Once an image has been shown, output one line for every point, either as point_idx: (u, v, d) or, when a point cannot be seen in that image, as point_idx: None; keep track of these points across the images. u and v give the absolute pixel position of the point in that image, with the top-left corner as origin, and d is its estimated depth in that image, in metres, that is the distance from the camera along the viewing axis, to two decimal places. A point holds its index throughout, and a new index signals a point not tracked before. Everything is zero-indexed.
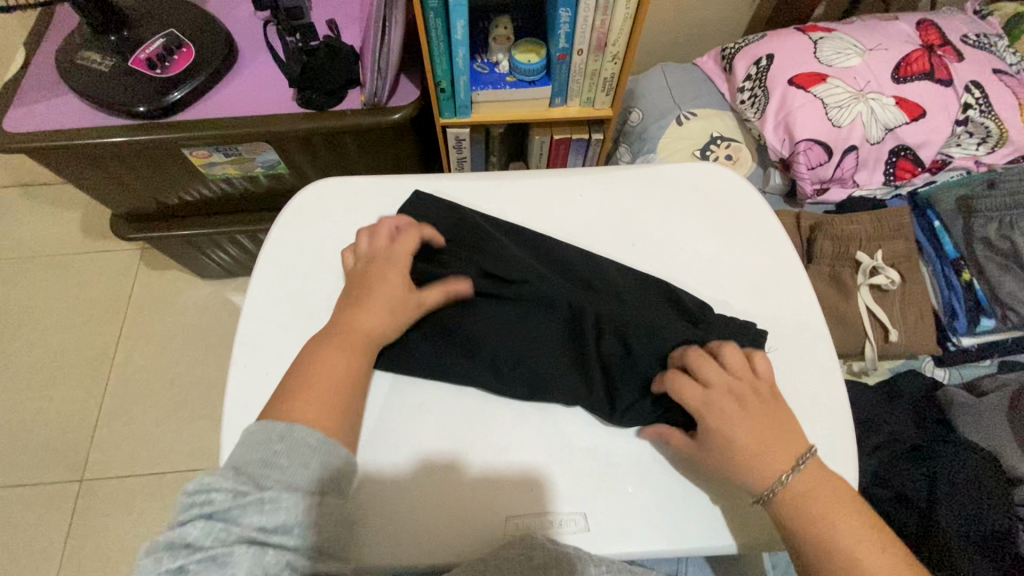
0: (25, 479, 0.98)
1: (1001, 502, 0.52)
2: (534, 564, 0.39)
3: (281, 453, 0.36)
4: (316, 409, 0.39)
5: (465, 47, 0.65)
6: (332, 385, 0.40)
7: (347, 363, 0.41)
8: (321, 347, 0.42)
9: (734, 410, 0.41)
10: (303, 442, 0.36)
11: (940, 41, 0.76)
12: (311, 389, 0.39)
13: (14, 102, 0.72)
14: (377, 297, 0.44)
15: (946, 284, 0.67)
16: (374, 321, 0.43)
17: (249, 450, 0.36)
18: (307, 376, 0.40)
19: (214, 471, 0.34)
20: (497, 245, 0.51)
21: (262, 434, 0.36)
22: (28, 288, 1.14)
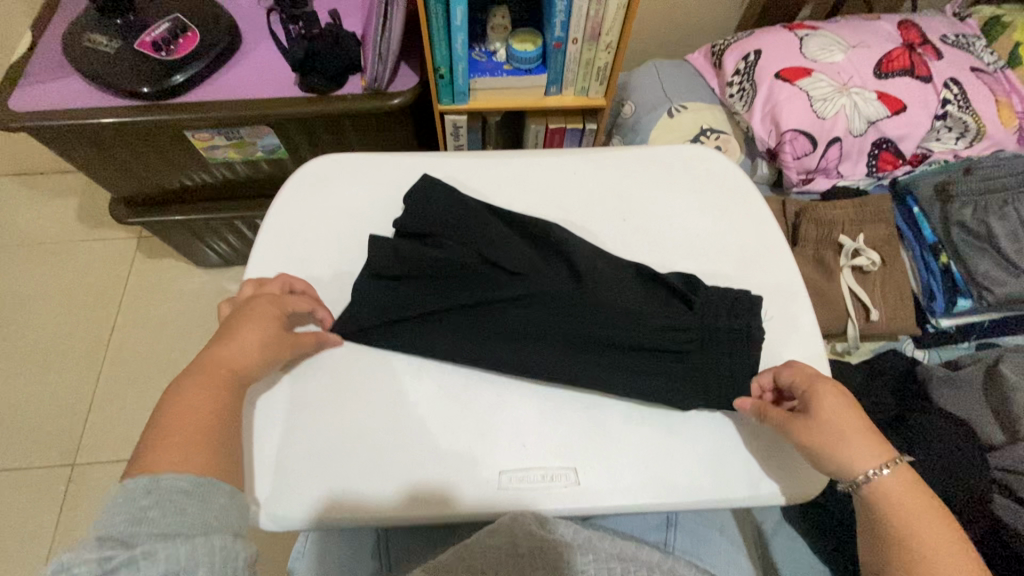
0: (15, 464, 0.98)
1: (979, 466, 0.55)
2: (519, 551, 0.38)
3: (150, 508, 0.34)
4: (184, 453, 0.37)
5: (464, 33, 0.67)
6: (197, 422, 0.39)
7: (212, 400, 0.40)
8: (184, 389, 0.40)
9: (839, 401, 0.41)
10: (174, 490, 0.35)
11: (920, 40, 0.79)
12: (171, 436, 0.37)
13: (18, 83, 0.73)
14: (248, 331, 0.44)
15: (925, 267, 0.70)
16: (244, 354, 0.43)
17: (111, 516, 0.33)
18: (172, 422, 0.38)
19: (71, 548, 0.30)
20: (492, 226, 0.52)
21: (123, 496, 0.34)
22: (24, 274, 1.14)
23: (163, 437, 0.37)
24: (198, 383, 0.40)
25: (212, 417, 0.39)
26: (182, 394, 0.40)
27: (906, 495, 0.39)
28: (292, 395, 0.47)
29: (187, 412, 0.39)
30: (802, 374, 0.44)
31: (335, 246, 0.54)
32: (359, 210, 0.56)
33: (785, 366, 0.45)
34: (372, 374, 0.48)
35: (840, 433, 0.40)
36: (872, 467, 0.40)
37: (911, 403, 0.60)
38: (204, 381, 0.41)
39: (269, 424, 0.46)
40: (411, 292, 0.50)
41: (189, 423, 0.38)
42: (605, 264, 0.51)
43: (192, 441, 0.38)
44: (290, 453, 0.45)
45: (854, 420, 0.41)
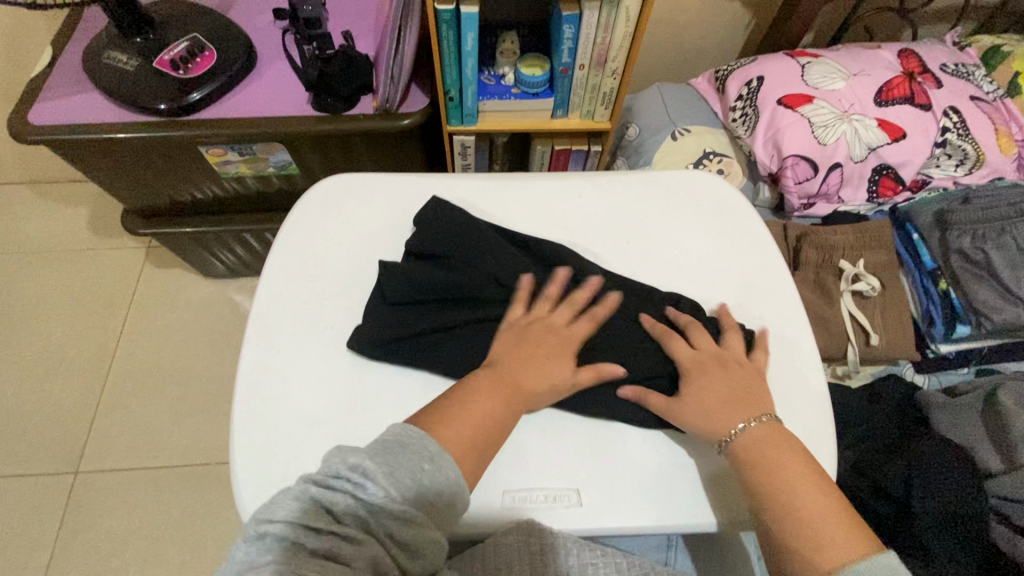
0: (19, 470, 0.98)
1: (975, 493, 0.55)
2: (532, 549, 0.43)
3: (426, 473, 0.37)
4: (456, 442, 0.40)
5: (475, 58, 0.68)
6: (482, 427, 0.42)
7: (499, 412, 0.43)
8: (481, 391, 0.44)
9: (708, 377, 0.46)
10: (445, 471, 0.38)
11: (920, 69, 0.81)
12: (460, 420, 0.42)
13: (39, 97, 0.75)
14: (549, 362, 0.46)
15: (924, 293, 0.70)
16: (536, 383, 0.45)
17: (399, 452, 0.37)
18: (463, 411, 0.42)
19: (371, 458, 0.35)
20: (504, 250, 0.53)
21: (415, 445, 0.38)
22: (33, 281, 1.16)
23: (450, 418, 0.42)
24: (493, 392, 0.44)
25: (490, 425, 0.43)
26: (477, 393, 0.43)
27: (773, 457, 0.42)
28: (298, 410, 0.48)
29: (472, 414, 0.42)
30: (682, 346, 0.48)
31: (346, 262, 0.55)
32: (369, 229, 0.57)
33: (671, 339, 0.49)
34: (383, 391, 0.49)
35: (695, 404, 0.45)
36: (729, 430, 0.44)
37: (911, 430, 0.61)
38: (499, 392, 0.44)
39: (276, 436, 0.47)
40: (421, 313, 0.51)
41: (477, 422, 0.42)
42: (616, 290, 0.53)
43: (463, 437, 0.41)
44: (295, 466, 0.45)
45: (718, 389, 0.45)
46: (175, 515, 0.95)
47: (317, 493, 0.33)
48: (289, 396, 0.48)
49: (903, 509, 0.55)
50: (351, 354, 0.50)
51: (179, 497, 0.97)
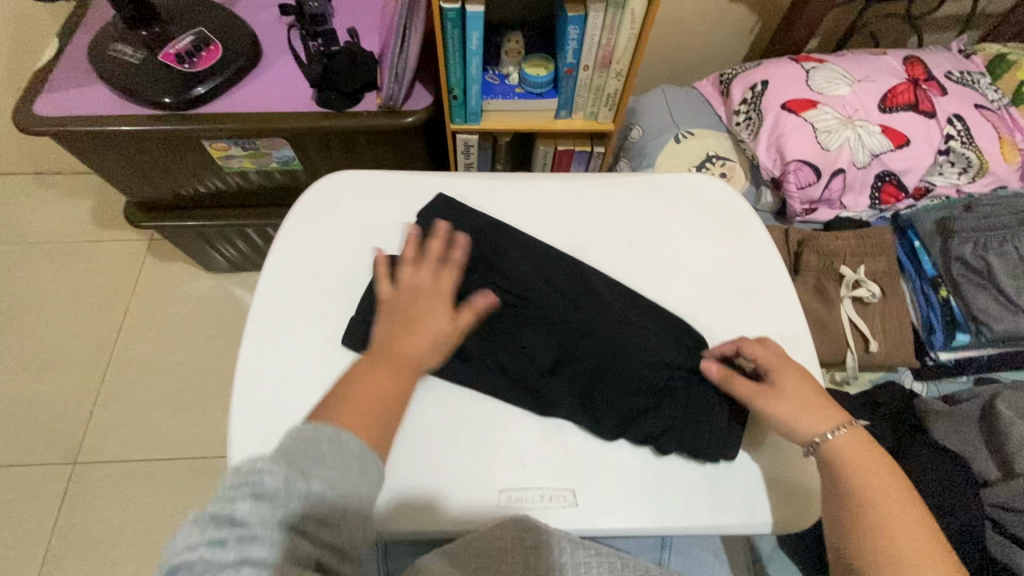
0: (17, 460, 0.99)
1: (974, 501, 0.55)
2: (528, 544, 0.41)
3: (327, 454, 0.34)
4: (355, 419, 0.38)
5: (479, 57, 0.68)
6: (373, 403, 0.39)
7: (385, 385, 0.41)
8: (365, 370, 0.41)
9: (794, 382, 0.44)
10: (350, 452, 0.35)
11: (925, 76, 0.81)
12: (351, 402, 0.39)
13: (44, 89, 0.75)
14: (421, 317, 0.44)
15: (925, 300, 0.71)
16: (420, 345, 0.43)
17: (297, 441, 0.34)
18: (350, 392, 0.39)
19: (264, 453, 0.32)
20: (502, 253, 0.54)
21: (311, 432, 0.35)
22: (35, 272, 1.16)
23: (339, 402, 0.39)
24: (376, 368, 0.41)
25: (386, 400, 0.40)
26: (364, 375, 0.41)
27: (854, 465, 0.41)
28: (294, 407, 0.48)
29: (370, 393, 0.40)
30: (763, 348, 0.46)
31: (348, 260, 0.55)
32: (370, 227, 0.57)
33: (745, 343, 0.47)
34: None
35: (791, 402, 0.43)
36: (822, 431, 0.42)
37: (908, 438, 0.62)
38: (387, 367, 0.41)
39: (271, 433, 0.47)
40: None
41: (366, 401, 0.39)
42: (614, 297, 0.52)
43: (364, 420, 0.38)
44: None
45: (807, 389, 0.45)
46: (172, 507, 0.95)
47: (215, 512, 0.30)
48: (287, 393, 0.48)
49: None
50: (351, 349, 0.51)
51: (176, 490, 0.97)
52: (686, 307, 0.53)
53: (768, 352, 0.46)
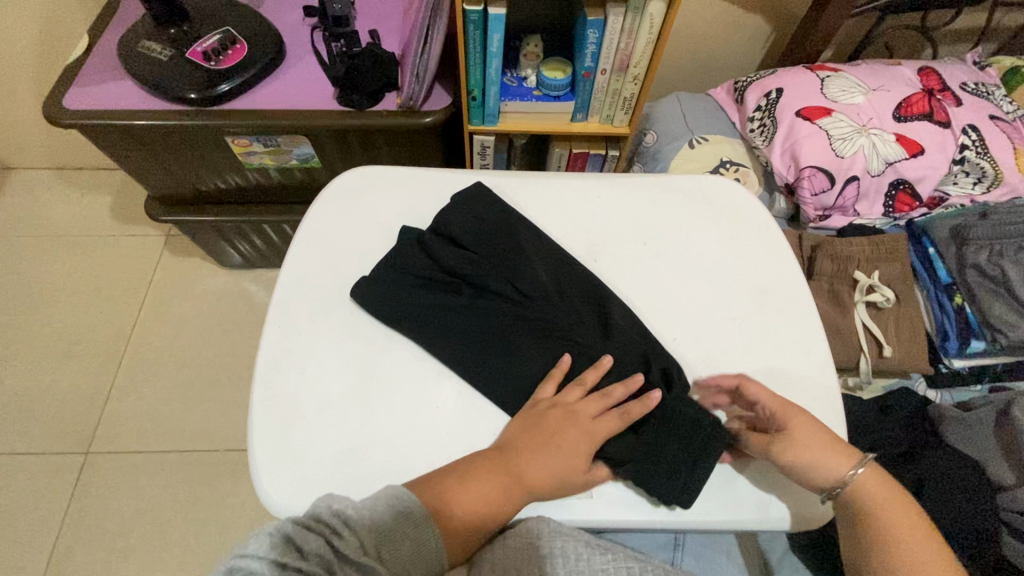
0: (31, 448, 1.00)
1: (989, 505, 0.55)
2: (541, 552, 0.42)
3: (405, 536, 0.38)
4: (458, 522, 0.41)
5: (499, 59, 0.70)
6: (481, 506, 0.42)
7: (497, 490, 0.42)
8: (481, 472, 0.43)
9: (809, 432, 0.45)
10: (429, 544, 0.39)
11: (939, 86, 0.81)
12: (451, 494, 0.42)
13: (74, 83, 0.77)
14: (558, 446, 0.44)
15: (939, 308, 0.70)
16: (544, 472, 0.43)
17: (384, 512, 0.39)
18: (462, 485, 0.42)
19: (352, 514, 0.37)
20: (522, 258, 0.53)
21: (401, 505, 0.39)
22: (54, 264, 1.18)
23: (449, 493, 0.42)
24: (490, 470, 0.43)
25: (493, 502, 0.42)
26: (472, 468, 0.43)
27: (876, 497, 0.44)
28: (311, 392, 0.48)
29: (473, 496, 0.42)
30: (763, 389, 0.46)
31: (368, 249, 0.56)
32: (390, 217, 0.58)
33: (745, 383, 0.47)
34: (359, 413, 0.47)
35: (812, 449, 0.44)
36: (847, 471, 0.44)
37: (924, 440, 0.61)
38: (500, 474, 0.43)
39: (287, 418, 0.47)
40: (437, 305, 0.51)
41: (480, 502, 0.42)
42: (624, 321, 0.51)
43: (469, 522, 0.41)
44: (303, 445, 0.46)
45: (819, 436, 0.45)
46: (182, 499, 0.96)
47: (293, 529, 0.33)
48: (305, 380, 0.49)
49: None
50: (368, 336, 0.51)
51: (186, 482, 0.98)
52: (701, 305, 0.53)
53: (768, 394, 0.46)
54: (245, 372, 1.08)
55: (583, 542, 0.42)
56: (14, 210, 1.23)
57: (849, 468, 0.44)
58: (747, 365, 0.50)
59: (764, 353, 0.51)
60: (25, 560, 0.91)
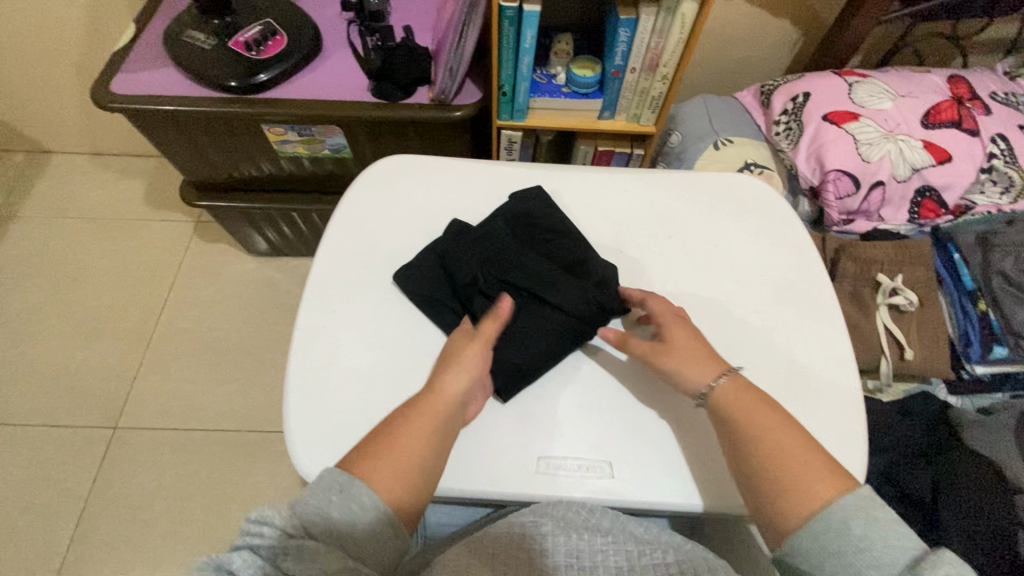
0: (61, 421, 1.03)
1: (1005, 507, 0.56)
2: (541, 530, 0.42)
3: (335, 504, 0.38)
4: (389, 475, 0.40)
5: (531, 55, 0.71)
6: (411, 449, 0.41)
7: (427, 429, 0.42)
8: (405, 419, 0.42)
9: (686, 333, 0.48)
10: (357, 498, 0.38)
11: (968, 95, 0.81)
12: (386, 448, 0.41)
13: (121, 69, 0.81)
14: (453, 361, 0.46)
15: (962, 313, 0.70)
16: (457, 384, 0.45)
17: (310, 492, 0.39)
18: (389, 437, 0.41)
19: (274, 505, 0.38)
20: (516, 256, 0.55)
21: (324, 480, 0.39)
22: (88, 246, 1.22)
23: (377, 454, 0.40)
24: (415, 412, 0.43)
25: (423, 439, 0.42)
26: (401, 417, 0.43)
27: (747, 406, 0.44)
28: (346, 367, 0.50)
29: (403, 446, 0.41)
30: (666, 305, 0.50)
31: (403, 233, 0.58)
32: (423, 204, 0.59)
33: (650, 294, 0.51)
34: (388, 395, 0.49)
35: (682, 352, 0.47)
36: (709, 379, 0.46)
37: (944, 443, 0.63)
38: (423, 414, 0.43)
39: (321, 390, 0.49)
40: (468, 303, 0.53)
41: (409, 441, 0.41)
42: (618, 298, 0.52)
43: (402, 468, 0.40)
44: (337, 418, 0.48)
45: (695, 341, 0.48)
46: (203, 477, 0.99)
47: (222, 557, 0.35)
48: (341, 355, 0.51)
49: (931, 516, 0.58)
50: (401, 317, 0.53)
51: (209, 460, 1.00)
52: (726, 301, 0.54)
53: (667, 306, 0.50)
54: (269, 357, 1.11)
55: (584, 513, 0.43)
56: (53, 193, 1.28)
57: (709, 378, 0.45)
58: (769, 358, 0.51)
59: (786, 348, 0.52)
60: (53, 529, 0.95)
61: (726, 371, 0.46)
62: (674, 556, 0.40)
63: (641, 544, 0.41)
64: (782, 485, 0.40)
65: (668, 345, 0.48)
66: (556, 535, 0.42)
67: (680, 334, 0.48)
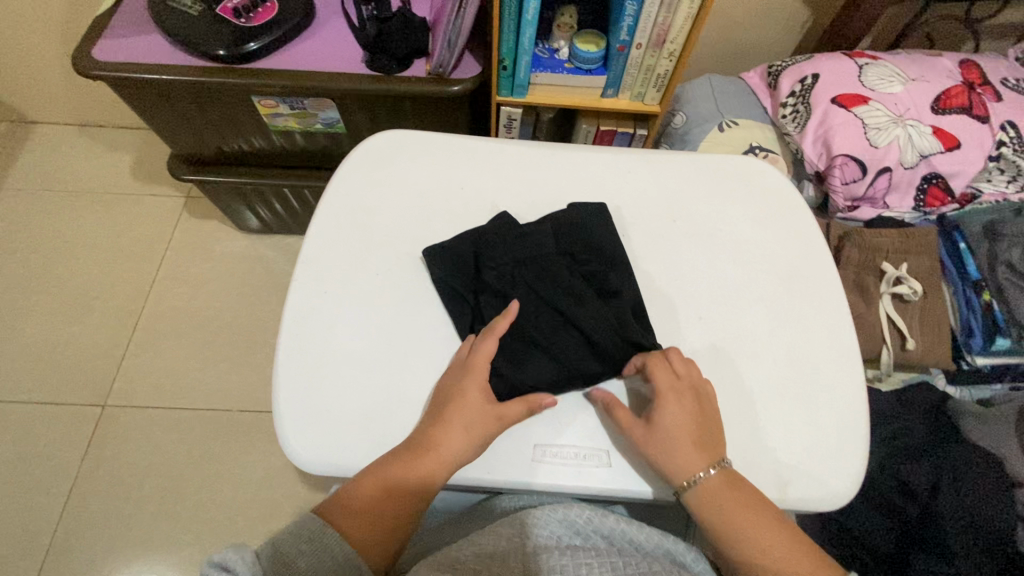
0: (48, 398, 1.02)
1: (1002, 500, 0.57)
2: (528, 549, 0.43)
3: (303, 554, 0.39)
4: (366, 524, 0.41)
5: (533, 28, 0.68)
6: (393, 503, 0.41)
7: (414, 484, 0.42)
8: (391, 467, 0.42)
9: (677, 413, 0.44)
10: (328, 547, 0.39)
11: (980, 80, 0.78)
12: (367, 497, 0.41)
13: (104, 35, 0.77)
14: (457, 419, 0.43)
15: (967, 304, 0.69)
16: (455, 448, 0.43)
17: (287, 537, 0.39)
18: (374, 487, 0.42)
19: (241, 550, 0.38)
20: (523, 248, 0.52)
21: (299, 526, 0.40)
22: (74, 220, 1.19)
23: (355, 505, 0.41)
24: (406, 466, 0.42)
25: (409, 494, 0.42)
26: (391, 466, 0.42)
27: (730, 502, 0.42)
28: (338, 350, 0.49)
29: (383, 499, 0.41)
30: (670, 367, 0.46)
31: (398, 211, 0.56)
32: (419, 182, 0.57)
33: (653, 363, 0.46)
34: (382, 380, 0.48)
35: (670, 438, 0.43)
36: (696, 472, 0.42)
37: (944, 433, 0.62)
38: (411, 467, 0.42)
39: (312, 372, 0.48)
40: (471, 283, 0.51)
41: (392, 495, 0.41)
42: (627, 289, 0.51)
43: (380, 520, 0.41)
44: (328, 402, 0.47)
45: (687, 422, 0.44)
46: (195, 456, 0.98)
47: None
48: (332, 336, 0.49)
49: (929, 511, 0.58)
50: (395, 298, 0.51)
51: (200, 440, 0.99)
52: (728, 286, 0.53)
53: (667, 382, 0.45)
54: (260, 336, 1.09)
55: (587, 516, 0.45)
56: (38, 164, 1.24)
57: (698, 470, 0.42)
58: (771, 347, 0.50)
59: (790, 336, 0.51)
60: (42, 506, 0.94)
61: (715, 462, 0.43)
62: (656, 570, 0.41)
63: (624, 556, 0.43)
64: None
65: (657, 429, 0.44)
66: (547, 552, 0.43)
67: (670, 417, 0.44)
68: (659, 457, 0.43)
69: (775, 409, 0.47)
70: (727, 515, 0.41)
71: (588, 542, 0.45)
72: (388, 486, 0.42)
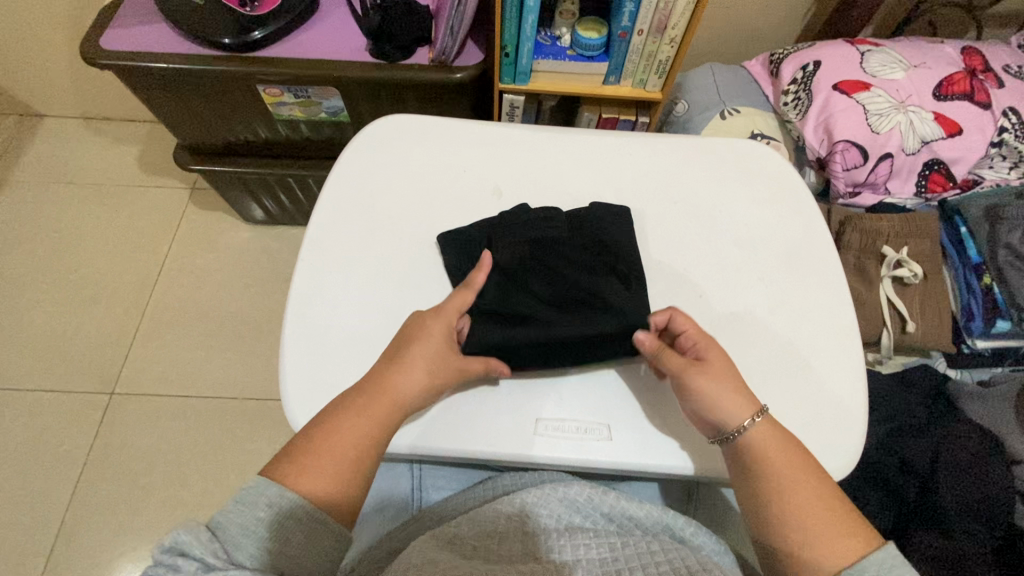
0: (56, 387, 1.03)
1: (1003, 477, 0.58)
2: (528, 530, 0.44)
3: (264, 520, 0.37)
4: (320, 478, 0.39)
5: (535, 14, 0.69)
6: (346, 454, 0.40)
7: (366, 431, 0.41)
8: (340, 415, 0.42)
9: (718, 353, 0.45)
10: (289, 514, 0.38)
11: (983, 66, 0.79)
12: (318, 452, 0.40)
13: (110, 25, 0.78)
14: (418, 351, 0.44)
15: (967, 288, 0.70)
16: (412, 383, 0.43)
17: (237, 509, 0.37)
18: (323, 440, 0.40)
19: (195, 531, 0.36)
20: (523, 228, 0.53)
21: (250, 494, 0.38)
22: (81, 212, 1.20)
23: (310, 463, 0.40)
24: (360, 413, 0.42)
25: (364, 444, 0.41)
26: (343, 415, 0.42)
27: (774, 451, 0.41)
28: (342, 329, 0.49)
29: (336, 450, 0.40)
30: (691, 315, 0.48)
31: (401, 194, 0.56)
32: (423, 166, 0.58)
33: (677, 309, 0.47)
34: None
35: (724, 373, 0.44)
36: (748, 412, 0.42)
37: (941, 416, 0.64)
38: (365, 411, 0.42)
39: (316, 351, 0.49)
40: (472, 261, 0.52)
41: (343, 445, 0.40)
42: (629, 269, 0.51)
43: (333, 473, 0.40)
44: (333, 379, 0.47)
45: (727, 364, 0.45)
46: (201, 443, 0.99)
47: None
48: (336, 316, 0.50)
49: (927, 485, 0.59)
50: (398, 279, 0.52)
51: (207, 428, 1.00)
52: (729, 267, 0.53)
53: (695, 325, 0.47)
54: (266, 325, 1.10)
55: (587, 494, 0.46)
56: (46, 157, 1.25)
57: (747, 414, 0.42)
58: (770, 325, 0.50)
59: (789, 315, 0.51)
60: (51, 493, 0.95)
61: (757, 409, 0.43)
62: (653, 550, 0.40)
63: (624, 538, 0.42)
64: (814, 536, 0.38)
65: (710, 365, 0.44)
66: (550, 532, 0.43)
67: (718, 355, 0.45)
68: (716, 392, 0.43)
69: (772, 386, 0.48)
70: (771, 465, 0.41)
71: (588, 520, 0.45)
72: (342, 437, 0.41)
